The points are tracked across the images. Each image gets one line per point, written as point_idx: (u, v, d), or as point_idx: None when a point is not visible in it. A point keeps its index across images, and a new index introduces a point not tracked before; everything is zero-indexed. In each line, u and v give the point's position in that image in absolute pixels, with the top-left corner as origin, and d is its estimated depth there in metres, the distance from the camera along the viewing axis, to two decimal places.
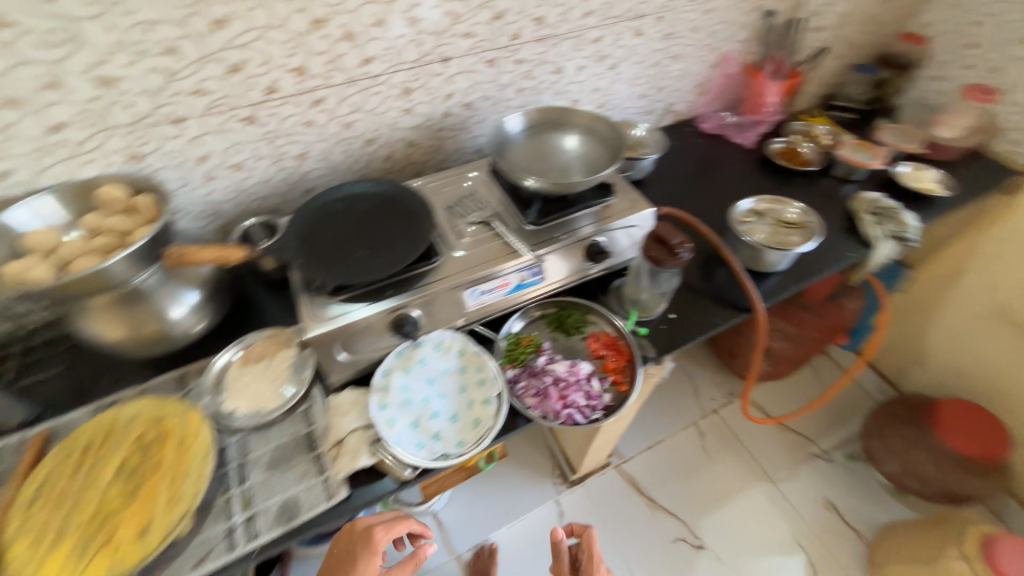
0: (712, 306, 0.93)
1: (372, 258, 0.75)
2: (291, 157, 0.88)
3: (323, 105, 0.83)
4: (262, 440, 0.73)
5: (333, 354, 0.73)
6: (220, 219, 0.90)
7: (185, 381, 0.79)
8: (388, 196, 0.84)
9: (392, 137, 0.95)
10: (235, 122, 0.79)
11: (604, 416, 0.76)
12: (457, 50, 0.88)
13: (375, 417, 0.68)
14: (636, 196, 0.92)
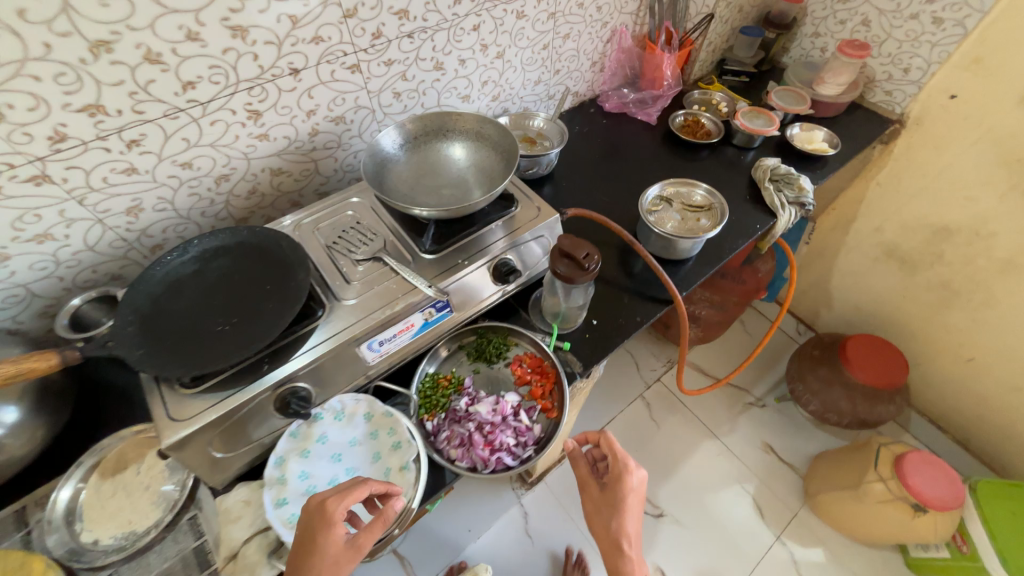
0: (633, 304, 0.90)
1: (238, 331, 0.62)
2: (119, 214, 0.71)
3: (143, 146, 0.67)
4: (139, 571, 0.60)
5: (208, 455, 0.60)
6: (39, 303, 0.71)
7: (27, 517, 0.64)
8: (251, 246, 0.71)
9: (250, 169, 0.80)
10: (18, 185, 0.61)
11: (536, 452, 0.71)
12: (308, 59, 0.74)
13: (271, 519, 0.58)
14: (541, 202, 0.85)
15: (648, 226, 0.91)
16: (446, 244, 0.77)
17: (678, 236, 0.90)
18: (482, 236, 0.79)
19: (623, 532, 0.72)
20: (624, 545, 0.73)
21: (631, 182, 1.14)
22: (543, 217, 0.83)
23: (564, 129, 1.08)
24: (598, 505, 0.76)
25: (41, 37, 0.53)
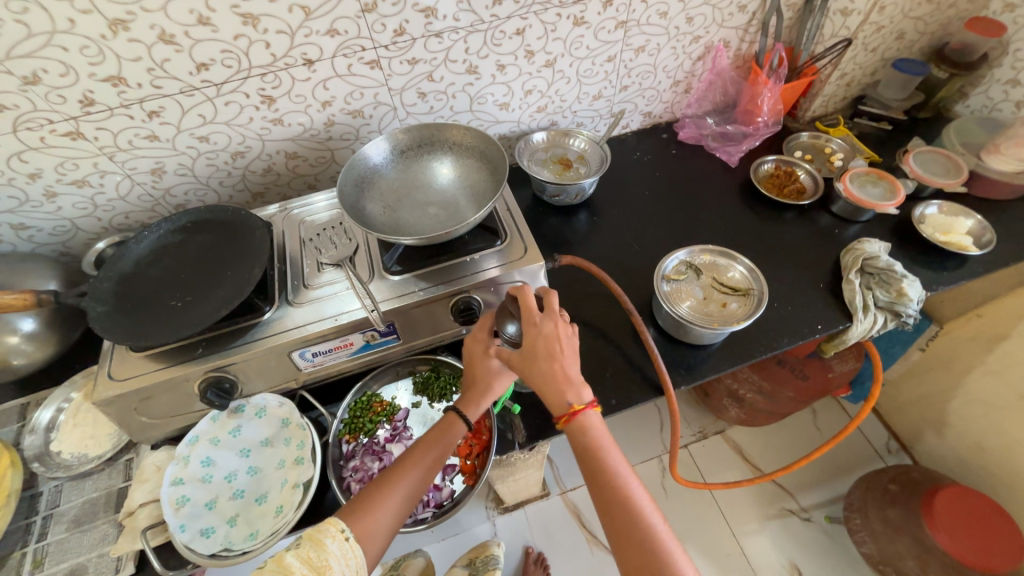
0: (614, 382, 0.77)
1: (185, 309, 0.65)
2: (144, 173, 0.78)
3: (162, 117, 0.72)
4: (75, 491, 0.69)
5: (137, 415, 0.65)
6: (81, 235, 0.83)
7: (26, 413, 0.76)
8: (231, 229, 0.74)
9: (265, 150, 0.83)
10: (58, 138, 0.69)
11: (434, 517, 0.66)
12: (323, 51, 0.72)
13: (162, 495, 0.61)
14: (531, 242, 0.74)
15: (659, 298, 0.76)
16: (411, 268, 0.71)
17: (692, 320, 0.74)
18: (452, 267, 0.71)
19: (554, 378, 0.58)
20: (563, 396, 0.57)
21: (679, 231, 0.95)
22: (528, 261, 0.72)
23: (608, 157, 0.94)
24: (529, 375, 0.59)
25: (66, 13, 0.58)
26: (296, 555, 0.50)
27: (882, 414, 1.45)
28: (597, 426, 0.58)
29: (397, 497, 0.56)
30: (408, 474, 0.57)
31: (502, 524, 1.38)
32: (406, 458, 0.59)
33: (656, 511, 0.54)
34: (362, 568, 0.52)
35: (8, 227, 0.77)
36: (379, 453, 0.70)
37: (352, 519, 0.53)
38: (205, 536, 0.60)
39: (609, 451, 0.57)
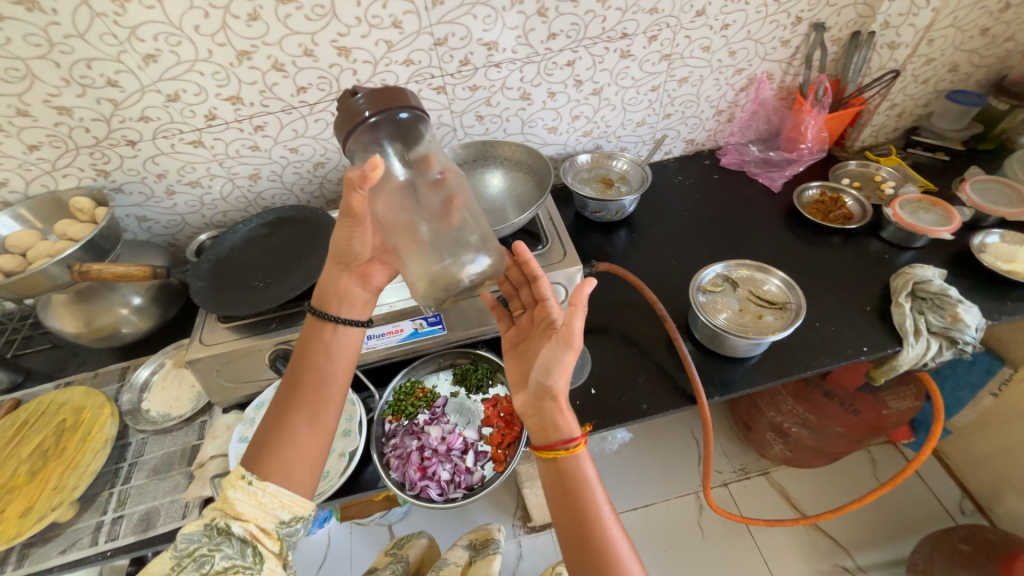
0: (646, 388, 0.78)
1: (265, 289, 0.75)
2: (243, 177, 0.92)
3: (264, 131, 0.86)
4: (157, 443, 0.79)
5: (218, 378, 0.75)
6: (188, 228, 0.98)
7: (126, 374, 0.89)
8: (308, 225, 0.85)
9: (342, 161, 0.95)
10: (184, 145, 0.84)
11: (464, 497, 0.69)
12: (399, 78, 0.84)
13: (230, 450, 0.70)
14: (570, 248, 0.79)
15: (695, 308, 0.77)
16: None
17: (727, 330, 0.75)
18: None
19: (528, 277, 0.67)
20: (556, 427, 0.56)
21: (718, 250, 0.97)
22: (566, 265, 0.76)
23: (649, 178, 0.99)
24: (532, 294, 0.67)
25: (207, 46, 0.74)
26: (213, 508, 0.54)
27: (952, 469, 1.32)
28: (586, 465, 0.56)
29: (300, 429, 0.57)
30: (291, 402, 0.58)
31: (527, 542, 1.34)
32: (287, 389, 0.59)
33: (630, 552, 0.52)
34: (282, 498, 0.53)
35: (134, 218, 0.93)
36: (416, 433, 0.74)
37: (253, 470, 0.54)
38: None
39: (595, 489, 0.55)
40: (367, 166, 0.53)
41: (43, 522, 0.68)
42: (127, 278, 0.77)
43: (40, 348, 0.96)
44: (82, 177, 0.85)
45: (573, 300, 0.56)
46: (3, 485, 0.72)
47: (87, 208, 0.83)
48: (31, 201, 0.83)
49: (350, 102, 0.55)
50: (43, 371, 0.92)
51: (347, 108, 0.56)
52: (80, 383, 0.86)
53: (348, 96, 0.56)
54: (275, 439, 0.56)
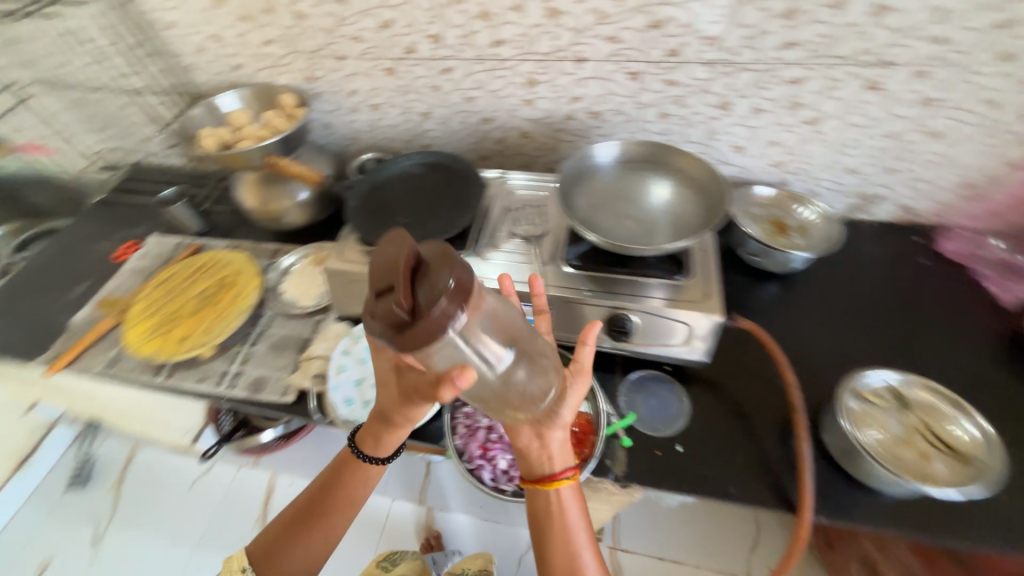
0: (741, 471, 0.68)
1: (404, 227, 0.79)
2: (417, 113, 0.96)
3: (450, 75, 0.87)
4: (281, 323, 0.91)
5: (342, 292, 0.83)
6: (357, 144, 1.07)
7: (275, 255, 1.02)
8: (457, 177, 0.86)
9: (508, 123, 0.94)
10: (379, 70, 0.90)
11: (513, 493, 0.68)
12: (596, 53, 0.78)
13: (334, 358, 0.78)
14: (714, 290, 0.70)
15: (834, 410, 0.65)
16: (586, 267, 0.74)
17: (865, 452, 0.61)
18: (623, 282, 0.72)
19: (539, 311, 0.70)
20: (548, 461, 0.59)
21: (891, 352, 0.79)
22: (699, 307, 0.68)
23: (836, 242, 0.82)
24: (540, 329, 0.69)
25: None
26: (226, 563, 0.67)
27: None
28: (569, 497, 0.59)
29: (312, 541, 0.66)
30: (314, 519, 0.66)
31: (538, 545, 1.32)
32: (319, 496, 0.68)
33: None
34: None
35: (321, 124, 1.04)
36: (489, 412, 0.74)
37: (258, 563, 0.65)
38: (347, 404, 0.75)
39: (575, 522, 0.59)
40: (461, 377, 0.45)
41: (193, 353, 0.84)
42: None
43: (224, 209, 1.14)
44: (294, 77, 0.96)
45: (586, 337, 0.60)
46: (177, 311, 0.90)
47: (290, 106, 0.93)
48: (252, 88, 0.96)
49: (375, 326, 0.41)
50: (222, 228, 1.10)
51: (417, 331, 0.39)
52: (244, 250, 1.02)
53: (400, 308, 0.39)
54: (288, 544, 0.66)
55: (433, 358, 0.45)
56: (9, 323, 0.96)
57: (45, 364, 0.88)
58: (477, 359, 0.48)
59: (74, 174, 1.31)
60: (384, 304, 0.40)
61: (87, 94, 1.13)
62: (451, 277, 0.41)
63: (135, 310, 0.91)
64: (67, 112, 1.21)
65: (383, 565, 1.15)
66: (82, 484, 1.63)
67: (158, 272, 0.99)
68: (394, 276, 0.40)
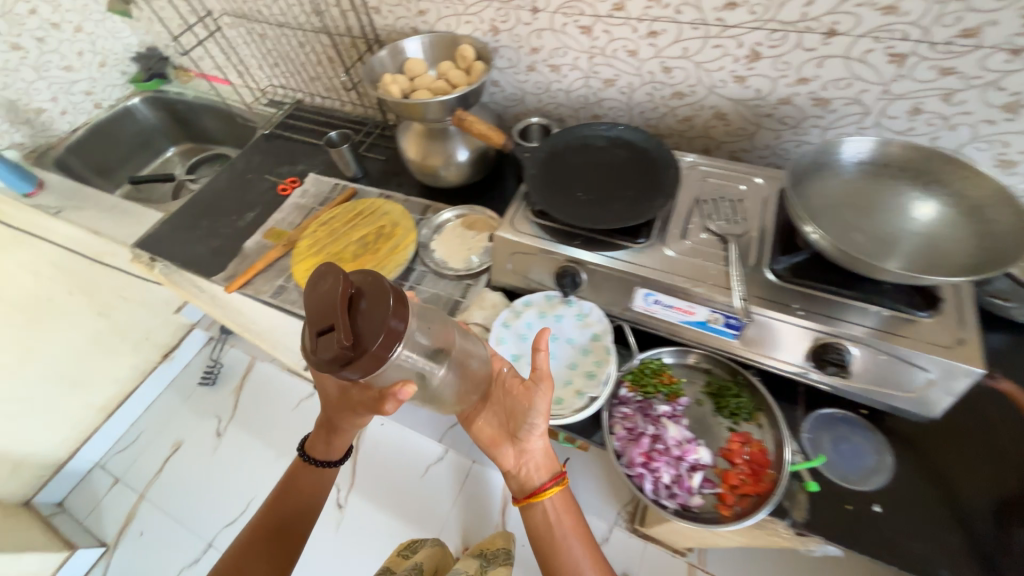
0: (958, 557, 0.57)
1: (586, 205, 0.73)
2: (599, 79, 0.88)
3: (655, 39, 0.78)
4: (432, 282, 0.91)
5: (505, 261, 0.80)
6: (521, 107, 1.01)
7: (425, 212, 1.02)
8: (646, 156, 0.78)
9: (704, 101, 0.83)
10: (574, 28, 0.82)
11: (674, 512, 0.63)
12: (858, 25, 0.65)
13: (493, 329, 0.76)
14: (976, 338, 0.56)
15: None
16: (801, 280, 0.63)
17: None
18: (845, 307, 0.61)
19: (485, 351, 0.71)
20: (527, 482, 0.67)
21: None
22: (951, 354, 0.56)
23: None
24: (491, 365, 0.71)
25: None
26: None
27: None
28: (552, 508, 0.67)
29: (285, 538, 0.79)
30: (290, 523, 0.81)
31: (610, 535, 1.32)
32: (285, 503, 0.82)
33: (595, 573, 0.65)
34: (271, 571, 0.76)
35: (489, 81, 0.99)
36: (656, 422, 0.69)
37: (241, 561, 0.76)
38: None
39: (559, 530, 0.66)
40: (402, 392, 0.52)
41: None
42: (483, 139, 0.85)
43: (377, 156, 1.16)
44: (477, 28, 0.91)
45: (538, 346, 0.61)
46: (338, 253, 0.93)
47: (468, 59, 0.90)
48: (433, 36, 0.92)
49: (324, 356, 0.46)
50: (374, 176, 1.12)
51: (362, 361, 0.45)
52: (398, 202, 1.03)
53: (342, 346, 0.45)
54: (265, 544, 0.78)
55: (381, 376, 0.52)
56: (193, 239, 1.06)
57: (224, 283, 0.96)
58: (420, 366, 0.56)
59: (244, 106, 1.41)
60: (326, 340, 0.45)
61: (271, 28, 1.18)
62: (388, 297, 0.48)
63: (300, 245, 0.96)
64: (249, 45, 1.28)
65: (405, 555, 1.16)
66: (210, 384, 1.77)
67: (320, 212, 1.03)
68: (335, 313, 0.46)
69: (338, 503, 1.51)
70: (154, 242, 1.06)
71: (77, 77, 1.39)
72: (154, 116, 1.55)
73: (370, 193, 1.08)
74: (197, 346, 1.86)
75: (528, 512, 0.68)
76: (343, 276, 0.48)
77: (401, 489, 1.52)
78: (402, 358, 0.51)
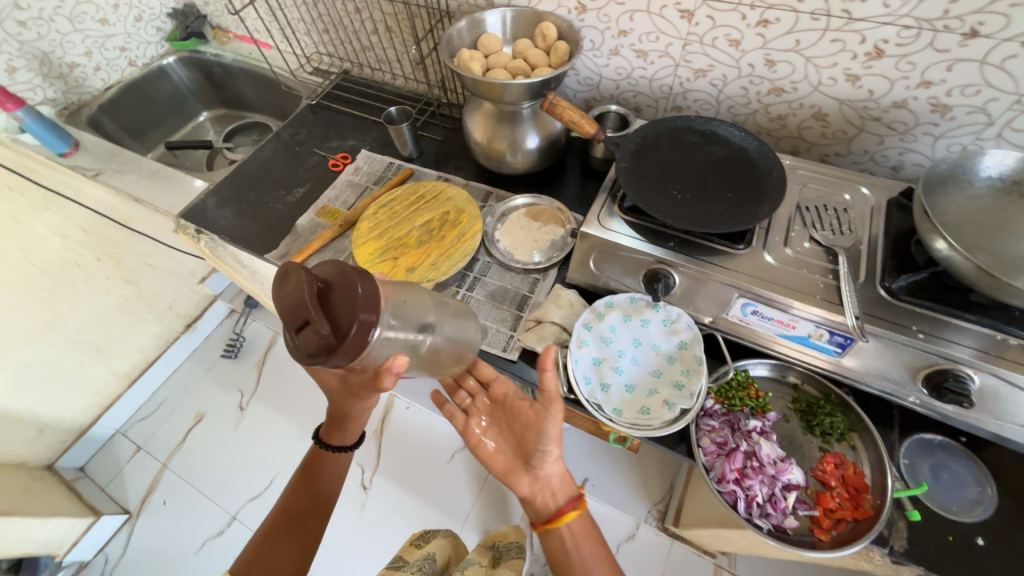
0: None
1: (683, 204, 0.69)
2: (690, 69, 0.83)
3: (765, 29, 0.72)
4: (498, 274, 0.87)
5: (587, 258, 0.76)
6: (595, 92, 0.96)
7: (488, 199, 0.97)
8: (744, 156, 0.73)
9: (805, 99, 0.78)
10: (673, 11, 0.76)
11: (768, 531, 0.62)
12: (1007, 28, 0.60)
13: (575, 330, 0.72)
14: None
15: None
16: (920, 301, 0.60)
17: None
18: (971, 332, 0.57)
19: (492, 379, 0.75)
20: (544, 505, 0.69)
21: None
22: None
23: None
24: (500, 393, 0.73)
25: None
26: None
27: None
28: (570, 531, 0.68)
29: (301, 531, 0.74)
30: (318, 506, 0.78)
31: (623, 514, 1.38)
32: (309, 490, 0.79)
33: None
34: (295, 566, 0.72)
35: None
36: (748, 437, 0.66)
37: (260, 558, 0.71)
38: (585, 381, 0.69)
39: (578, 552, 0.67)
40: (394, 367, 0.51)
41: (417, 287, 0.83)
42: (572, 128, 0.78)
43: (433, 136, 1.11)
44: (561, 5, 0.85)
45: (544, 365, 0.65)
46: (400, 237, 0.89)
47: (550, 38, 0.84)
48: (515, 12, 0.87)
49: (309, 348, 0.44)
50: (430, 156, 1.08)
51: (350, 343, 0.44)
52: (459, 187, 0.98)
53: (326, 340, 0.43)
54: (293, 532, 0.74)
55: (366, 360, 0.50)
56: (242, 212, 1.02)
57: (277, 262, 0.93)
58: (410, 338, 0.54)
59: (288, 74, 1.35)
60: (305, 334, 0.43)
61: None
62: (360, 284, 0.46)
63: (359, 226, 0.92)
64: (299, 8, 1.21)
65: (415, 543, 1.10)
66: (232, 357, 1.76)
67: (377, 193, 0.98)
68: (308, 305, 0.42)
69: (363, 484, 1.51)
70: (199, 214, 1.01)
71: (111, 32, 1.29)
72: (189, 78, 1.51)
73: (428, 175, 1.03)
74: (219, 318, 1.84)
75: (545, 537, 0.69)
76: (304, 270, 0.44)
77: (426, 472, 1.51)
78: (389, 334, 0.50)
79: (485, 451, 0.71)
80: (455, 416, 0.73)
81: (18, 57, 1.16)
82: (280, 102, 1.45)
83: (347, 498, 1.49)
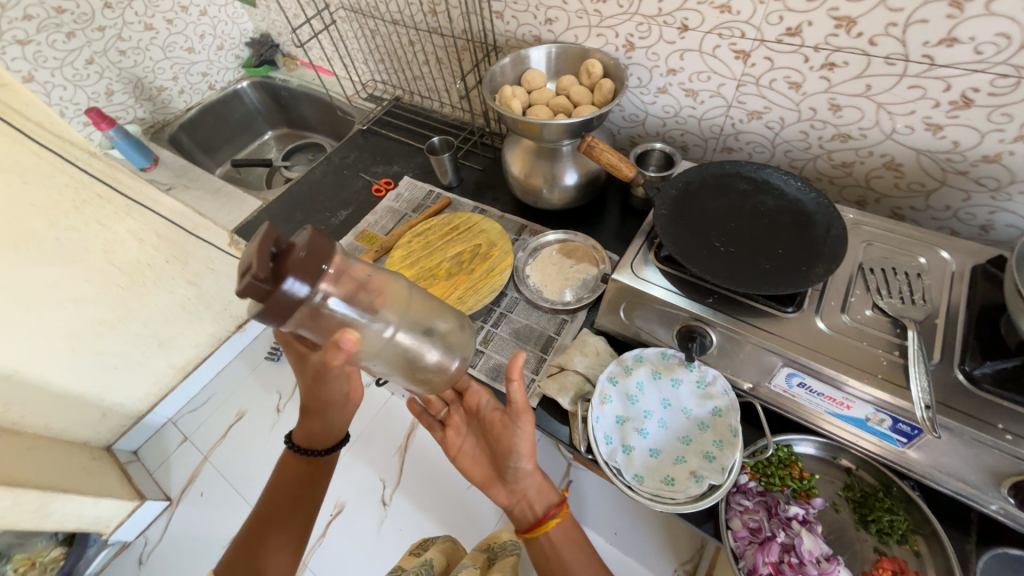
0: None
1: (726, 256, 0.65)
2: (745, 111, 0.83)
3: (831, 73, 0.71)
4: (525, 313, 0.87)
5: (618, 305, 0.73)
6: (641, 130, 0.99)
7: (521, 232, 0.98)
8: (802, 207, 0.68)
9: (875, 147, 0.76)
10: (727, 49, 0.76)
11: None
12: None
13: (600, 384, 0.68)
14: None
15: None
16: (1003, 394, 0.52)
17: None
18: None
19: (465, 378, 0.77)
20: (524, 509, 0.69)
21: None
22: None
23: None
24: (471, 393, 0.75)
25: None
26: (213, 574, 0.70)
27: None
28: (557, 535, 0.68)
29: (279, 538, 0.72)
30: (305, 500, 0.76)
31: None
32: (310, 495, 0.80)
33: None
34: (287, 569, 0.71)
35: None
36: (787, 525, 0.63)
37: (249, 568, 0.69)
38: (606, 441, 0.66)
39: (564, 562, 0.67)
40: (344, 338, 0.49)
41: None
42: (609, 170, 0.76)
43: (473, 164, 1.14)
44: (608, 41, 0.87)
45: (510, 375, 0.61)
46: (432, 270, 0.91)
47: (595, 75, 0.83)
48: (561, 48, 0.86)
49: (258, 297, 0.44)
50: (467, 185, 1.10)
51: (282, 301, 0.44)
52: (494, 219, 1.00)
53: (259, 287, 0.43)
54: (277, 532, 0.72)
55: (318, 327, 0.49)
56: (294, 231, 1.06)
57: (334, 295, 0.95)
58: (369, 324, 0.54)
59: (344, 99, 1.43)
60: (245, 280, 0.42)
61: (385, 25, 1.16)
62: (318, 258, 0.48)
63: (392, 255, 0.95)
64: (359, 39, 1.27)
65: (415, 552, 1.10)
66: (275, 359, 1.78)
67: (415, 220, 1.01)
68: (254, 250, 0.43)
69: (383, 500, 1.44)
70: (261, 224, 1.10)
71: (196, 58, 1.46)
72: (260, 101, 1.66)
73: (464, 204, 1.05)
74: None
75: (531, 544, 0.69)
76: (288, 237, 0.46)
77: (442, 492, 1.42)
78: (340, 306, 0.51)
79: (465, 462, 0.73)
80: (432, 426, 0.76)
81: (118, 81, 1.29)
82: (336, 124, 1.55)
83: (366, 510, 1.43)
